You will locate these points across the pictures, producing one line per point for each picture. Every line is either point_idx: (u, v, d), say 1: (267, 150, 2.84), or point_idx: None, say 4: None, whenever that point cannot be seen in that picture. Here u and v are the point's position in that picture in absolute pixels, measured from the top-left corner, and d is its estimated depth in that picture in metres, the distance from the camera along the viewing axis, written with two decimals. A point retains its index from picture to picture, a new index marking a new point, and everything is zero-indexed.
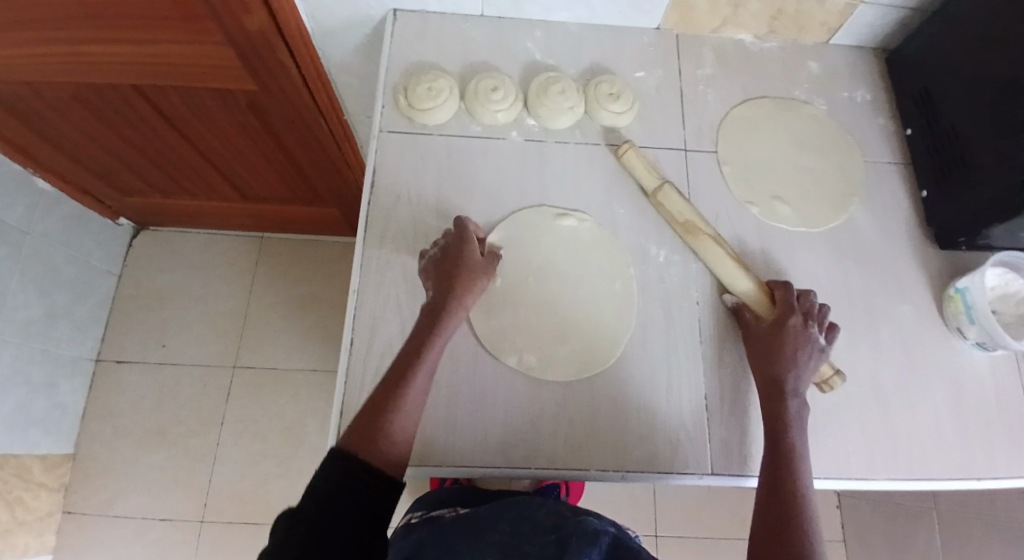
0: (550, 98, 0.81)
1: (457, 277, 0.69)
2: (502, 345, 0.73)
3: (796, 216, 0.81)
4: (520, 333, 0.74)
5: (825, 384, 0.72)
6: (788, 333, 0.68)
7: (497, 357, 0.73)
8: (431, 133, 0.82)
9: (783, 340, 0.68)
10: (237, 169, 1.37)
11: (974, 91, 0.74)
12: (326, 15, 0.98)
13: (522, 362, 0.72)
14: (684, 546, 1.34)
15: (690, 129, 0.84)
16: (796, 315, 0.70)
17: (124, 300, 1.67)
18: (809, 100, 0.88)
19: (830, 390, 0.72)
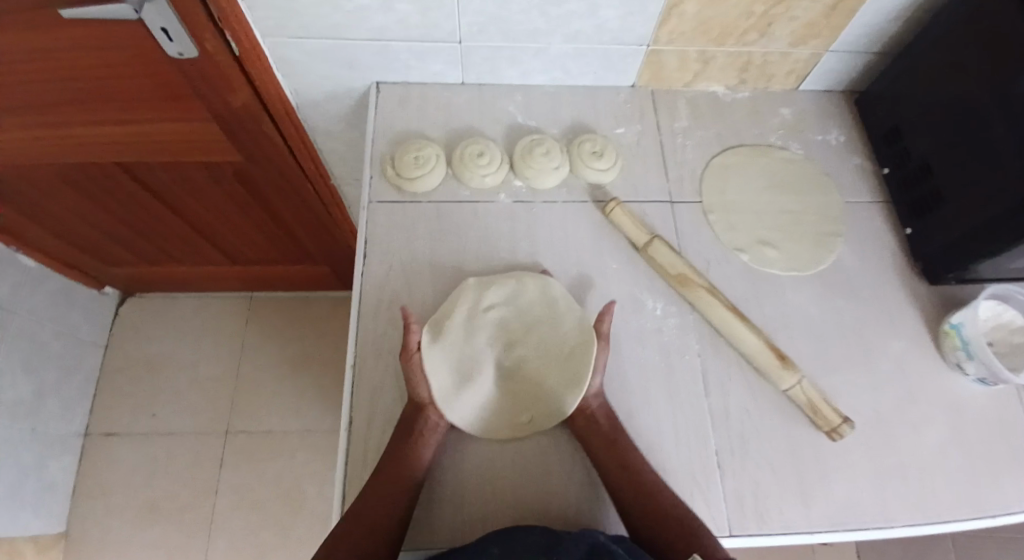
0: (536, 160, 0.82)
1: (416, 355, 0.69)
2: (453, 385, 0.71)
3: (784, 260, 0.82)
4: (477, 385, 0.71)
5: (834, 432, 0.73)
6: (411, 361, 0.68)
7: None
8: (420, 199, 0.83)
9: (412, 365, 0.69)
10: (225, 235, 1.37)
11: (939, 128, 0.78)
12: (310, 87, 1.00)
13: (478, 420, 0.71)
14: None
15: (673, 180, 0.86)
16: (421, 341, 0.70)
17: (111, 372, 1.63)
18: (786, 144, 0.91)
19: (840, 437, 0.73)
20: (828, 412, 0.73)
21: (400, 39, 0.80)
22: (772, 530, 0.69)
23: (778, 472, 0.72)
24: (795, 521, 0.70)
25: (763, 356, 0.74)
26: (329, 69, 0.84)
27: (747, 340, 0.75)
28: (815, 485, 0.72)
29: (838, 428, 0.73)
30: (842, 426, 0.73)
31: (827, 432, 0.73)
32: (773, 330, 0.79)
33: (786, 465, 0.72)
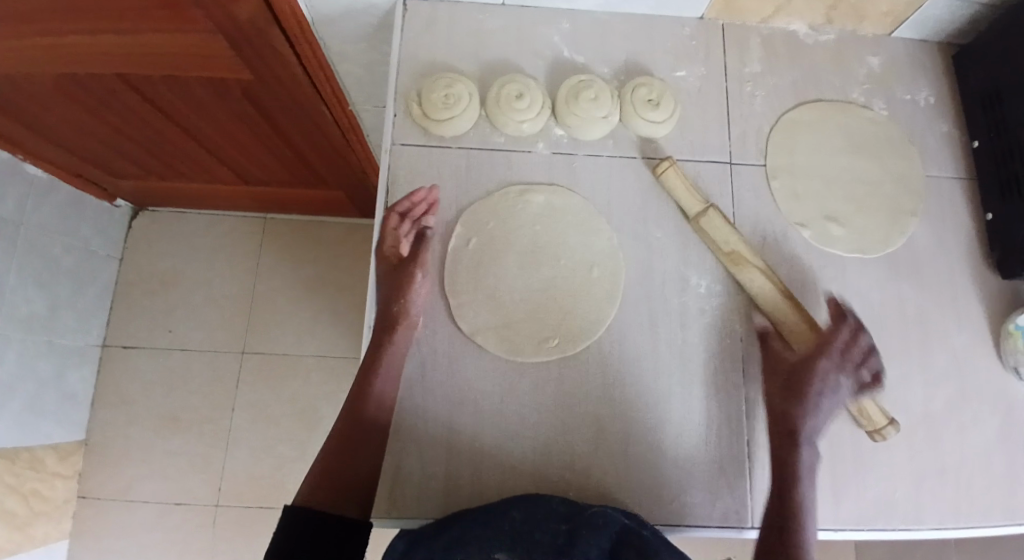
0: (581, 106, 0.72)
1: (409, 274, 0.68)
2: (463, 310, 0.70)
3: (850, 239, 0.74)
4: (486, 301, 0.70)
5: (875, 432, 0.67)
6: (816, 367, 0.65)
7: (470, 336, 0.70)
8: (448, 145, 0.74)
9: (813, 375, 0.65)
10: (235, 155, 1.28)
11: None
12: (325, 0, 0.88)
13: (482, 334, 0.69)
14: None
15: (735, 137, 0.76)
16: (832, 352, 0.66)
17: (127, 285, 1.62)
18: (868, 101, 0.79)
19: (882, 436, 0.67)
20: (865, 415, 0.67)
21: None
22: None
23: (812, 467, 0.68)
24: (822, 518, 0.67)
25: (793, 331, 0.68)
26: None
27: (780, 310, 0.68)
28: (848, 481, 0.68)
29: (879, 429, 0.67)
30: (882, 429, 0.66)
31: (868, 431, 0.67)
32: (828, 316, 0.72)
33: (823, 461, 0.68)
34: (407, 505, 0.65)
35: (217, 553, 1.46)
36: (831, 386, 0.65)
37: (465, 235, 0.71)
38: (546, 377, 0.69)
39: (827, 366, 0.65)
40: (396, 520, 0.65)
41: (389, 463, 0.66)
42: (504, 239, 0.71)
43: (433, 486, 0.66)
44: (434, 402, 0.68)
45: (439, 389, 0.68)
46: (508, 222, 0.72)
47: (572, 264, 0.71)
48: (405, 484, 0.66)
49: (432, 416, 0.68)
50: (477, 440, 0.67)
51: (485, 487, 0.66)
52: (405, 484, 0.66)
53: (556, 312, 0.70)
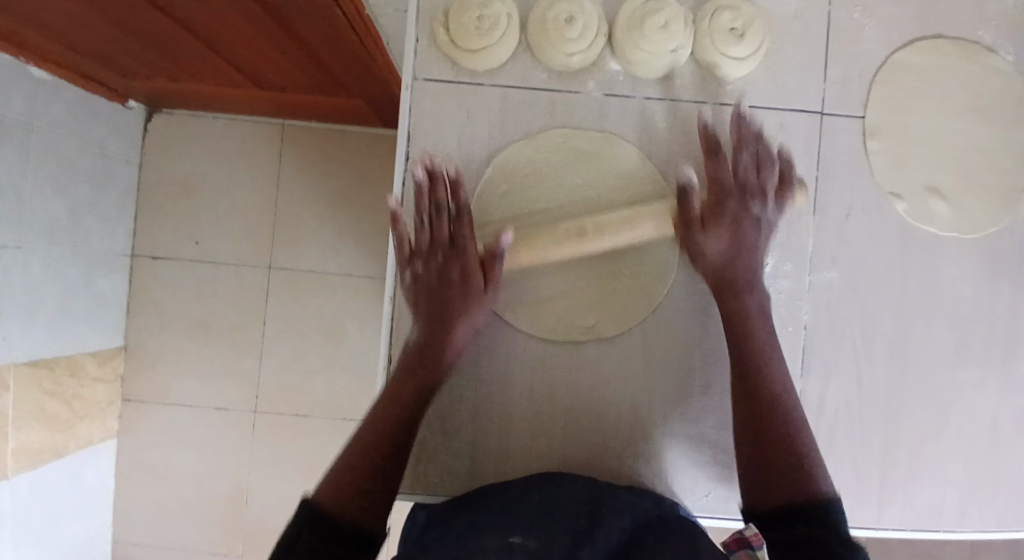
0: (647, 36, 0.58)
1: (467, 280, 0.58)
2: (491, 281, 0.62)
3: (953, 215, 0.62)
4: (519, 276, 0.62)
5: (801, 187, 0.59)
6: (728, 222, 0.57)
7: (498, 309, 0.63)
8: (481, 82, 0.62)
9: (730, 231, 0.57)
10: (255, 62, 1.10)
11: None
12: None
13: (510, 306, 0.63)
14: None
15: (833, 82, 0.62)
16: (734, 194, 0.57)
17: (151, 189, 1.43)
18: (1000, 43, 0.63)
19: (920, 406, 0.62)
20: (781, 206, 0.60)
21: None
22: None
23: (861, 470, 0.62)
24: (862, 517, 0.62)
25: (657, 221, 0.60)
26: None
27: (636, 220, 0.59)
28: (896, 488, 0.62)
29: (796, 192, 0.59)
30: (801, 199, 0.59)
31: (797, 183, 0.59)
32: (909, 306, 0.62)
33: (873, 468, 0.62)
34: (429, 481, 0.63)
35: (256, 464, 1.41)
36: (748, 226, 0.58)
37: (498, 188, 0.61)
38: (580, 355, 0.63)
39: (755, 211, 0.58)
40: (419, 495, 0.63)
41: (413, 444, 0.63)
42: (540, 187, 0.61)
43: (459, 464, 0.63)
44: (459, 380, 0.63)
45: (464, 366, 0.63)
46: (544, 184, 0.61)
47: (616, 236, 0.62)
48: (429, 462, 0.63)
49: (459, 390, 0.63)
50: (505, 422, 0.63)
51: (513, 466, 0.63)
52: (429, 463, 0.63)
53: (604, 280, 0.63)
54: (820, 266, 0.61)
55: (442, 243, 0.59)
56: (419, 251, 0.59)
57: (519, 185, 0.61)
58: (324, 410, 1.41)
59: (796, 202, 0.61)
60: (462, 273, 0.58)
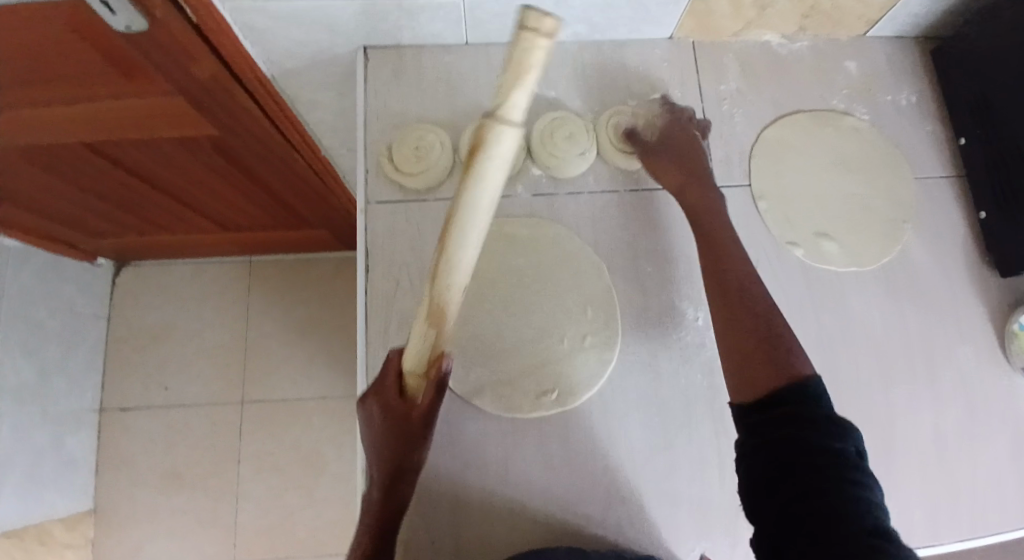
0: (559, 146, 0.70)
1: (397, 426, 0.55)
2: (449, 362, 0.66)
3: (845, 255, 0.71)
4: (477, 349, 0.67)
5: (529, 15, 0.40)
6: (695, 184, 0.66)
7: (468, 400, 0.67)
8: (424, 197, 0.70)
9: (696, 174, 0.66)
10: (216, 206, 1.18)
11: None
12: (295, 77, 0.80)
13: (469, 380, 0.67)
14: None
15: (718, 161, 0.73)
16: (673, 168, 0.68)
17: (120, 342, 1.45)
18: (850, 109, 0.76)
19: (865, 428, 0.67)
20: (534, 61, 0.41)
21: None
22: None
23: None
24: None
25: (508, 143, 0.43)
26: (303, 36, 0.71)
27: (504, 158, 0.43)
28: None
29: (533, 30, 0.41)
30: (542, 37, 0.40)
31: (521, 22, 0.40)
32: (830, 340, 0.69)
33: None
34: None
35: None
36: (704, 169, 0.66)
37: None
38: (550, 430, 0.67)
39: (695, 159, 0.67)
40: None
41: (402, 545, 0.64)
42: (485, 269, 0.68)
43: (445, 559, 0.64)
44: (438, 471, 0.66)
45: (443, 459, 0.66)
46: (488, 262, 0.69)
47: (563, 300, 0.69)
48: None
49: (442, 483, 0.65)
50: (485, 510, 0.65)
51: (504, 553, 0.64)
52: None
53: (557, 353, 0.68)
54: None
55: (381, 387, 0.57)
56: (371, 393, 0.58)
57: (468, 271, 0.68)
58: (308, 547, 1.35)
59: None
60: (393, 416, 0.55)
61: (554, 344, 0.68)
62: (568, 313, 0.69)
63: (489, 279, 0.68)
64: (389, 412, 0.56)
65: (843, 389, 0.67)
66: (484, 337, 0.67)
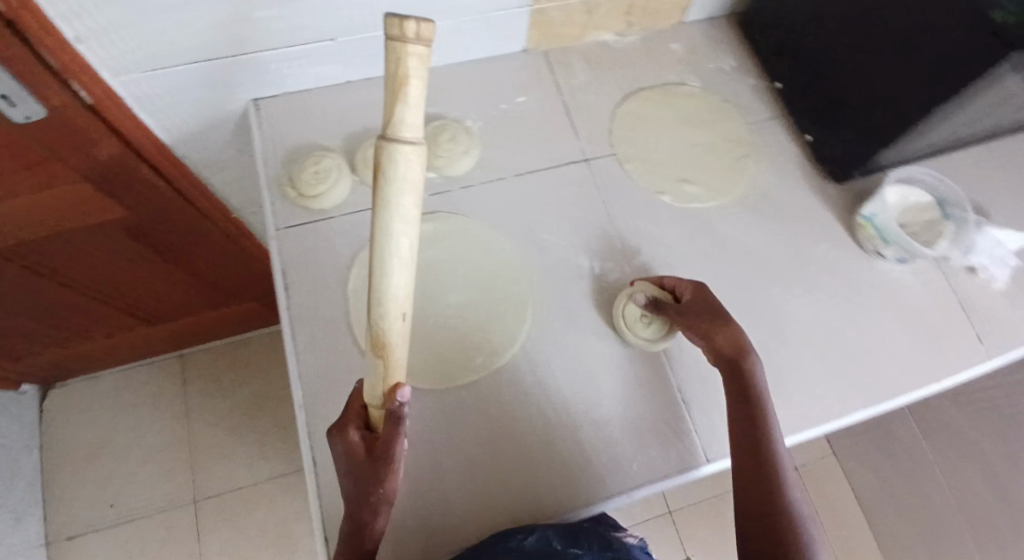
0: (443, 147, 0.79)
1: (361, 461, 0.53)
2: None
3: (705, 192, 0.83)
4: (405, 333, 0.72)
5: (395, 26, 0.34)
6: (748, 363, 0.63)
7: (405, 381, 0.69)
8: (331, 214, 0.76)
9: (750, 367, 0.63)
10: (138, 295, 1.15)
11: (858, 53, 0.75)
12: (191, 140, 0.85)
13: None
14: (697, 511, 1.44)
15: (584, 138, 0.85)
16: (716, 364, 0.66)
17: (59, 470, 1.35)
18: (684, 79, 0.90)
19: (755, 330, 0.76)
20: (410, 103, 0.36)
21: (265, 47, 0.75)
22: None
23: None
24: None
25: (412, 190, 0.39)
26: (192, 95, 0.77)
27: (411, 199, 0.39)
28: (776, 396, 0.73)
29: (397, 37, 0.34)
30: (411, 45, 0.34)
31: (387, 34, 0.34)
32: (708, 262, 0.80)
33: None
34: None
35: None
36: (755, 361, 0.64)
37: (357, 268, 0.73)
38: (486, 394, 0.71)
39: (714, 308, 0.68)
40: None
41: None
42: None
43: (409, 537, 0.64)
44: None
45: None
46: None
47: (476, 276, 0.76)
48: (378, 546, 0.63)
49: None
50: (439, 476, 0.67)
51: (462, 515, 0.65)
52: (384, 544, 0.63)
53: (477, 322, 0.74)
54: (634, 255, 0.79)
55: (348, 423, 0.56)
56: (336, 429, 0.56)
57: None
58: None
59: (596, 220, 0.81)
60: (359, 452, 0.53)
61: (475, 316, 0.74)
62: (483, 285, 0.76)
63: None
64: (354, 448, 0.54)
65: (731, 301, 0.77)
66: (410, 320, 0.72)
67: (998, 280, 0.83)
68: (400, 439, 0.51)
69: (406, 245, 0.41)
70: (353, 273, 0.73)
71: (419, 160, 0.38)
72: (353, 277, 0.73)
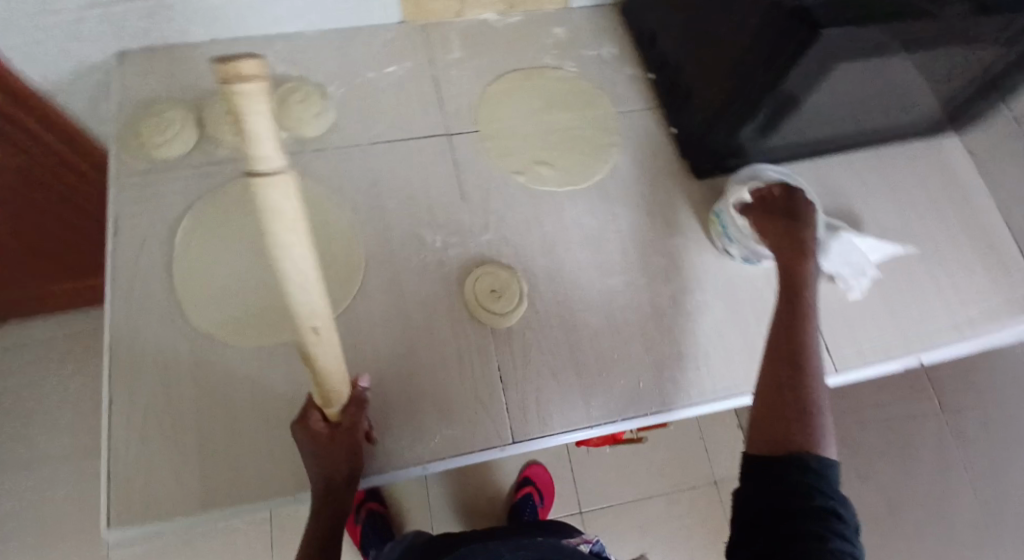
0: (294, 109, 0.80)
1: (329, 443, 0.58)
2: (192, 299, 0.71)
3: (560, 175, 0.83)
4: (226, 290, 0.72)
5: (224, 71, 0.28)
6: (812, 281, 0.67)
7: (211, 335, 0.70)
8: (174, 166, 0.77)
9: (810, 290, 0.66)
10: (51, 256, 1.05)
11: (704, 40, 0.75)
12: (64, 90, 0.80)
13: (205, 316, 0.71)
14: (613, 514, 1.23)
15: (449, 113, 0.84)
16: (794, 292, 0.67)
17: None
18: (560, 64, 0.90)
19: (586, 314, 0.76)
20: (260, 135, 0.30)
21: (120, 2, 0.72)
22: (554, 430, 0.70)
23: (559, 376, 0.72)
24: (578, 419, 0.71)
25: (291, 219, 0.33)
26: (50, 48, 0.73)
27: (290, 228, 0.34)
28: (594, 380, 0.73)
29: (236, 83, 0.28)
30: (250, 87, 0.28)
31: (217, 81, 0.28)
32: (554, 243, 0.79)
33: (568, 372, 0.73)
34: (160, 508, 0.63)
35: None
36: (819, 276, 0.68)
37: (185, 219, 0.75)
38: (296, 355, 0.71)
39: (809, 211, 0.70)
40: (150, 525, 0.62)
41: (142, 473, 0.64)
42: (228, 219, 0.76)
43: (190, 486, 0.64)
44: (178, 398, 0.67)
45: (177, 388, 0.67)
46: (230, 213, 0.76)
47: (311, 240, 0.76)
48: (156, 491, 0.63)
49: (180, 411, 0.67)
50: (229, 428, 0.66)
51: (242, 471, 0.65)
52: (161, 490, 0.63)
53: None
54: (477, 232, 0.79)
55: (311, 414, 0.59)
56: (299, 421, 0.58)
57: (212, 222, 0.75)
58: None
59: (446, 195, 0.80)
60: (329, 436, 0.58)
61: None
62: (316, 247, 0.76)
63: (236, 222, 0.76)
64: (321, 434, 0.58)
65: (564, 283, 0.77)
66: (232, 274, 0.73)
67: (856, 290, 0.79)
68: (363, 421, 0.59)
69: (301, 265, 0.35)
70: (182, 226, 0.74)
71: (292, 187, 0.32)
72: (179, 228, 0.74)
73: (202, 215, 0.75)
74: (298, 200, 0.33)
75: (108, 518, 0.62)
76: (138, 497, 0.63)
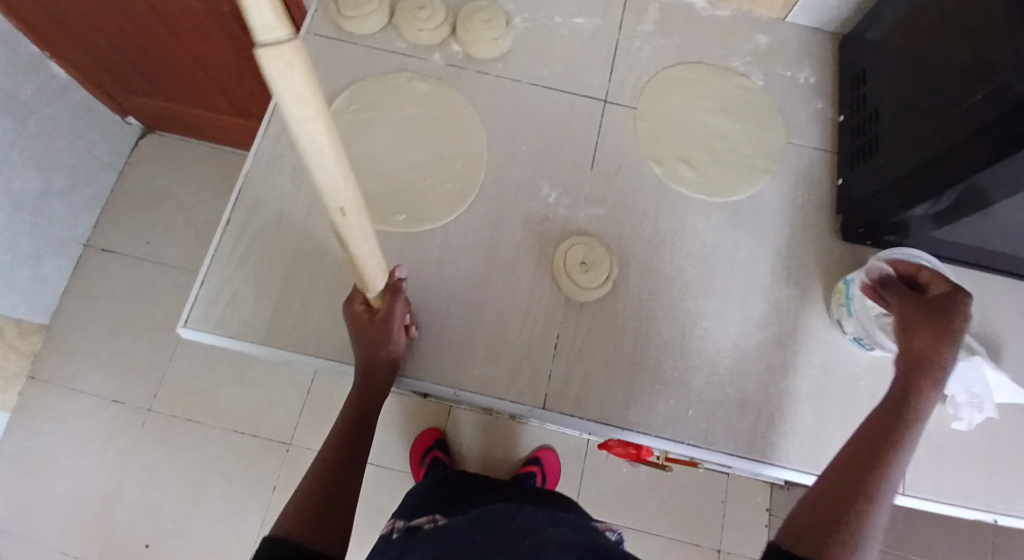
0: (475, 25, 0.81)
1: (372, 325, 0.64)
2: None
3: (698, 180, 0.79)
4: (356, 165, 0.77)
5: None
6: None
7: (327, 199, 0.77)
8: (356, 42, 0.83)
9: None
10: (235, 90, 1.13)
11: (912, 95, 0.67)
12: None
13: None
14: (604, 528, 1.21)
15: (615, 81, 0.83)
16: None
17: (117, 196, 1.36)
18: (747, 72, 0.85)
19: (664, 324, 0.73)
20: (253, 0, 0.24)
21: None
22: (585, 416, 0.69)
23: (611, 369, 0.71)
24: (613, 415, 0.69)
25: (293, 96, 0.29)
26: None
27: (298, 99, 0.29)
28: (643, 387, 0.71)
29: None
30: None
31: None
32: (661, 243, 0.77)
33: (622, 369, 0.71)
34: (231, 325, 0.71)
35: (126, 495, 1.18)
36: None
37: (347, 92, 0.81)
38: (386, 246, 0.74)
39: None
40: (218, 335, 0.71)
41: (228, 291, 0.72)
42: (381, 104, 0.80)
43: (260, 318, 0.71)
44: (280, 242, 0.75)
45: (282, 234, 0.75)
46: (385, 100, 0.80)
47: (443, 149, 0.79)
48: (233, 310, 0.72)
49: (276, 253, 0.74)
50: (308, 285, 0.73)
51: (303, 324, 0.71)
52: (237, 312, 0.72)
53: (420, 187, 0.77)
54: (593, 203, 0.78)
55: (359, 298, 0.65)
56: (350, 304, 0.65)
57: (368, 102, 0.80)
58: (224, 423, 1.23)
59: (578, 157, 0.79)
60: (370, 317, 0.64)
61: (419, 180, 0.77)
62: (445, 158, 0.79)
63: (386, 110, 0.80)
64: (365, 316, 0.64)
65: (655, 285, 0.75)
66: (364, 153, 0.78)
67: (965, 423, 0.69)
68: (400, 311, 0.63)
69: (314, 141, 0.32)
70: (341, 96, 0.80)
71: (300, 58, 0.27)
72: (340, 97, 0.80)
73: (363, 93, 0.81)
74: (307, 71, 0.28)
75: (188, 316, 0.71)
76: (217, 310, 0.71)
